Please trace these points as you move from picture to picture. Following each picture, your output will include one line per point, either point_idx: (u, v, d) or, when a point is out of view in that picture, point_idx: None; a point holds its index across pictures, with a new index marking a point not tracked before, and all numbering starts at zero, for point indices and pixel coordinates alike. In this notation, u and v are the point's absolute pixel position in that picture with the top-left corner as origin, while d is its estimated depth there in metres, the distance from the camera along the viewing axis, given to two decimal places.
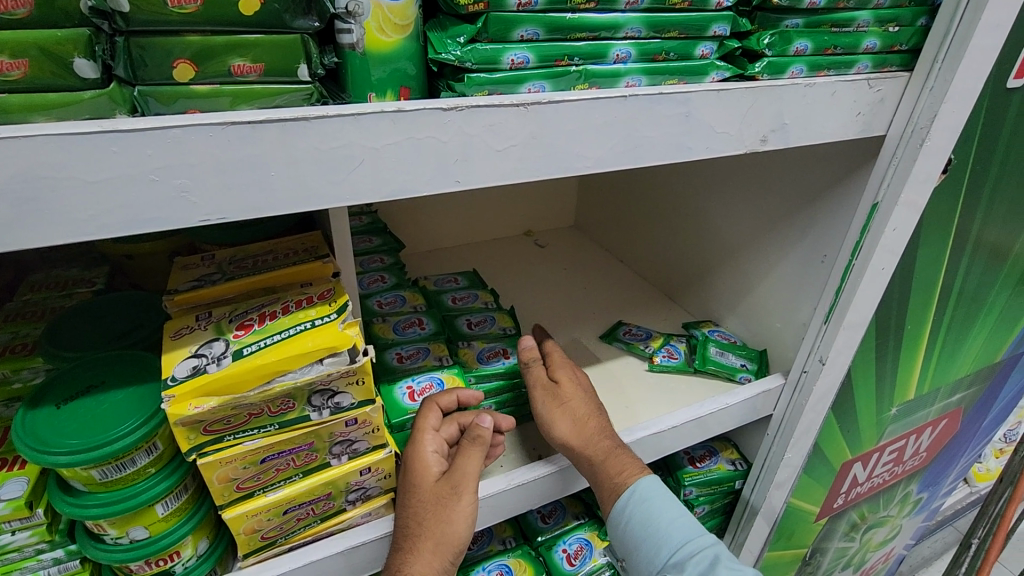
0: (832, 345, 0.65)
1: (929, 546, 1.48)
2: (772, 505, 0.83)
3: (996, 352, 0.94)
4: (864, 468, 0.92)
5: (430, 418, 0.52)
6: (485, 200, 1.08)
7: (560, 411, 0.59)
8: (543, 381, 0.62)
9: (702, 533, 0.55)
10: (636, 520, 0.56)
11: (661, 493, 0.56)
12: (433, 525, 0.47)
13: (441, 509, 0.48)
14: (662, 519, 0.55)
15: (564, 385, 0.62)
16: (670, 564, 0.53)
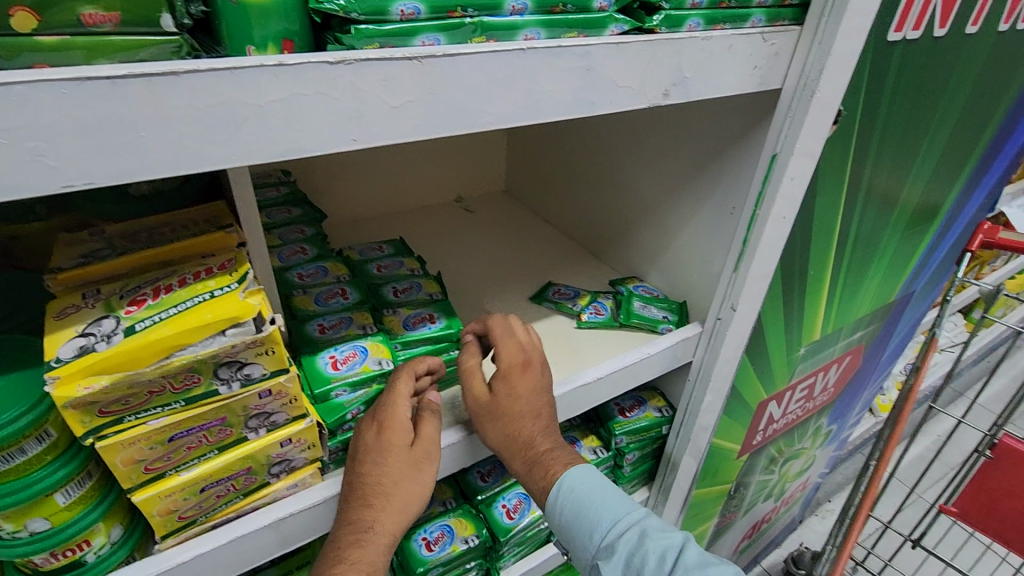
0: (741, 292, 0.69)
1: (840, 472, 1.64)
2: (696, 446, 0.89)
3: (891, 291, 1.03)
4: (778, 405, 1.00)
5: (405, 385, 0.54)
6: (410, 166, 1.05)
7: (491, 429, 0.60)
8: (480, 393, 0.60)
9: (631, 507, 0.60)
10: (568, 511, 0.59)
11: (592, 478, 0.60)
12: (405, 487, 0.50)
13: (411, 473, 0.51)
14: (592, 503, 0.59)
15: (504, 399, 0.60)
16: (604, 546, 0.58)
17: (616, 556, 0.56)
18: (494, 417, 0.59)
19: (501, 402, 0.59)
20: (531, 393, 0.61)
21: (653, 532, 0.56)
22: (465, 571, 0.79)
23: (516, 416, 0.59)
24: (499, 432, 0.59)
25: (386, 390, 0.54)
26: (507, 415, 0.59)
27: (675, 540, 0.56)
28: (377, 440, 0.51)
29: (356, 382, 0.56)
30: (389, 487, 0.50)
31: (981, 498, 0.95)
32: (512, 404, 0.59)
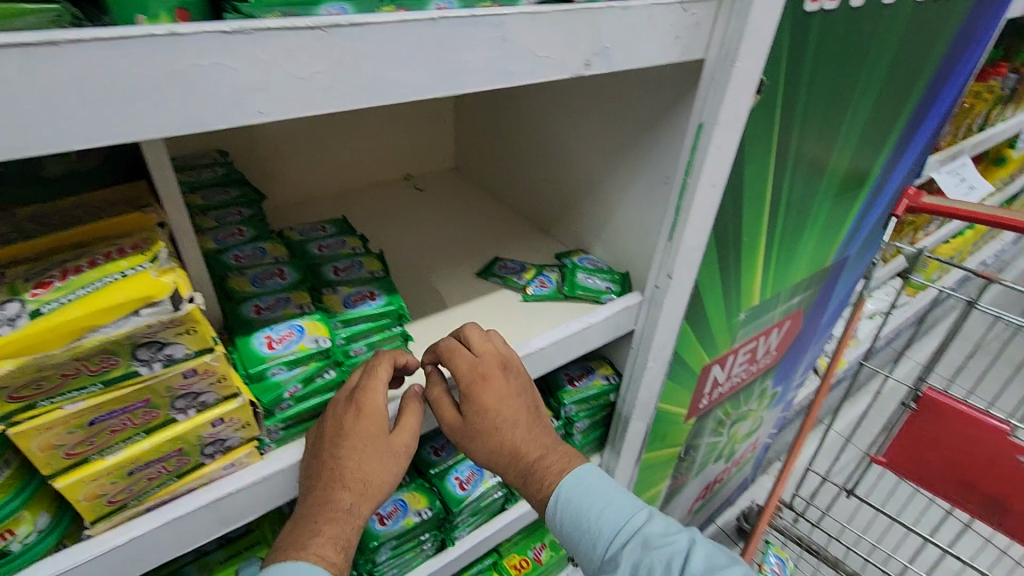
0: (676, 260, 0.72)
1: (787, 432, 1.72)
2: (642, 411, 0.92)
3: (826, 257, 1.07)
4: (722, 369, 1.04)
5: (381, 376, 0.57)
6: (354, 145, 1.03)
7: (474, 445, 0.65)
8: (454, 418, 0.64)
9: (635, 513, 0.62)
10: (571, 521, 0.63)
11: (593, 485, 0.64)
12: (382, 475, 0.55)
13: (388, 462, 0.56)
14: (593, 512, 0.62)
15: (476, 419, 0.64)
16: (610, 556, 0.60)
17: (621, 566, 0.59)
18: (472, 437, 0.64)
19: (479, 422, 0.64)
20: (501, 403, 0.63)
21: (656, 539, 0.58)
22: (420, 542, 0.82)
23: (499, 430, 0.64)
24: (485, 446, 0.64)
25: (364, 381, 0.56)
26: (487, 431, 0.63)
27: (681, 545, 0.58)
28: (354, 428, 0.54)
29: (293, 360, 0.56)
30: (364, 476, 0.54)
31: (908, 447, 1.00)
32: (484, 421, 0.63)
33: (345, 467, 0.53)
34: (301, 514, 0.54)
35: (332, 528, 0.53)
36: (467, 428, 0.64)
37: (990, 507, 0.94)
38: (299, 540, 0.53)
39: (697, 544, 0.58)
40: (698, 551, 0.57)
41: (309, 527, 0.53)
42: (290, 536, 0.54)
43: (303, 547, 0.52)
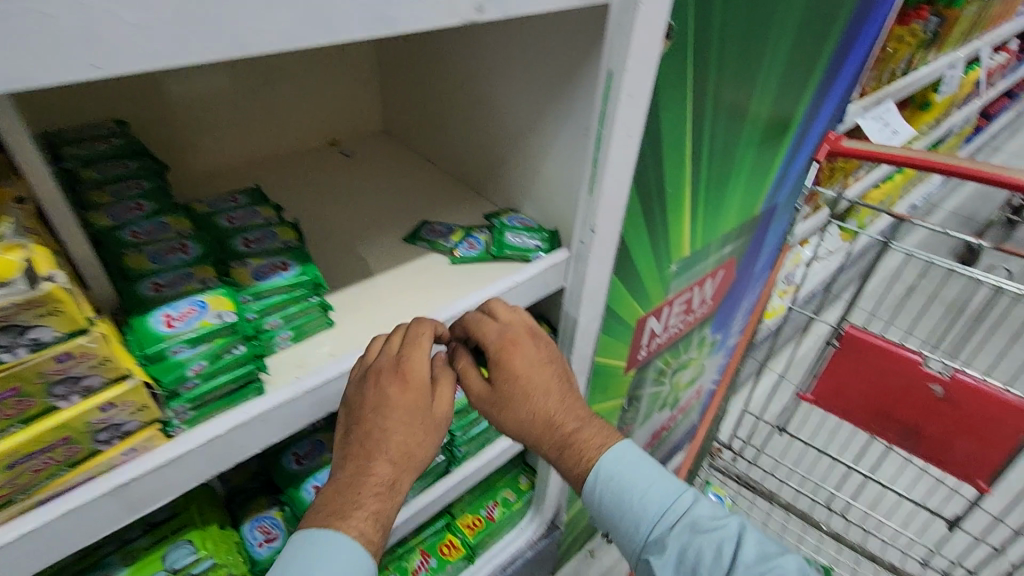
0: (597, 213, 0.72)
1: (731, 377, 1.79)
2: (580, 367, 0.94)
3: (754, 205, 1.09)
4: (658, 321, 1.07)
5: (420, 346, 0.62)
6: (272, 109, 0.98)
7: (506, 415, 0.70)
8: (484, 389, 0.70)
9: (684, 496, 0.71)
10: (620, 500, 0.71)
11: (635, 463, 0.71)
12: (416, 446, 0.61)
13: (423, 434, 0.62)
14: (642, 493, 0.71)
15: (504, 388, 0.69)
16: (658, 537, 0.70)
17: (670, 546, 0.69)
18: (502, 405, 0.69)
19: (510, 390, 0.69)
20: (531, 371, 0.69)
21: (706, 524, 0.68)
22: None
23: (530, 399, 0.69)
24: (517, 416, 0.69)
25: (402, 349, 0.62)
26: (519, 398, 0.69)
27: (730, 529, 0.68)
28: (398, 398, 0.61)
29: (195, 338, 0.53)
30: (403, 445, 0.61)
31: (831, 383, 1.06)
32: (511, 390, 0.69)
33: (388, 435, 0.60)
34: (341, 482, 0.60)
35: (369, 496, 0.59)
36: (500, 396, 0.69)
37: (904, 433, 1.02)
38: (340, 510, 0.58)
39: (745, 530, 0.68)
40: (744, 536, 0.67)
41: (348, 495, 0.59)
42: (322, 505, 0.59)
43: (344, 516, 0.57)
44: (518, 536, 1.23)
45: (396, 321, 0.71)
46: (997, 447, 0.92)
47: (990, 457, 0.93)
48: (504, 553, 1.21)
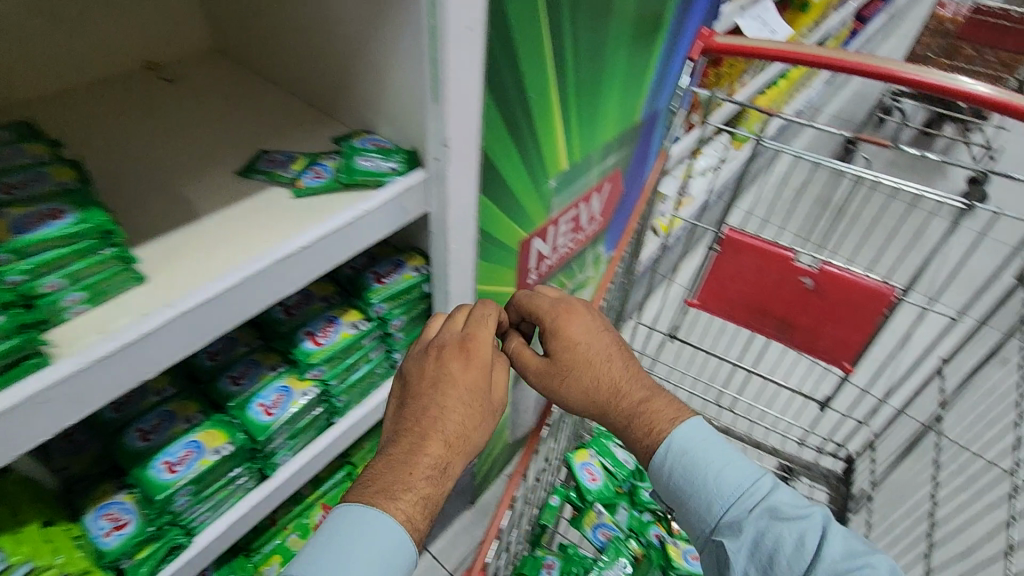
0: (446, 123, 0.64)
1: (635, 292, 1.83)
2: (462, 297, 0.89)
3: (635, 111, 1.05)
4: (545, 241, 1.03)
5: (483, 322, 0.75)
6: (54, 25, 0.78)
7: (569, 388, 0.76)
8: (541, 363, 0.79)
9: (763, 480, 0.70)
10: (696, 475, 0.71)
11: (711, 437, 0.72)
12: (468, 429, 0.67)
13: (476, 418, 0.69)
14: (719, 473, 0.70)
15: (567, 359, 0.77)
16: (733, 519, 0.68)
17: (746, 531, 0.67)
18: (560, 376, 0.77)
19: (570, 356, 0.76)
20: (589, 337, 0.77)
21: (789, 510, 0.66)
22: (231, 480, 0.75)
23: (591, 364, 0.76)
24: (579, 383, 0.76)
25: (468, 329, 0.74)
26: (580, 364, 0.76)
27: (814, 520, 0.66)
28: (462, 375, 0.70)
29: None
30: (460, 422, 0.67)
31: (714, 287, 1.08)
32: (571, 358, 0.76)
33: (445, 414, 0.67)
34: (392, 461, 0.63)
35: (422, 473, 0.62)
36: (559, 367, 0.77)
37: (780, 326, 1.06)
38: (388, 490, 0.60)
39: (830, 523, 0.65)
40: (829, 527, 0.65)
41: (397, 474, 0.62)
42: (365, 485, 0.62)
43: (391, 495, 0.60)
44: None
45: (300, 222, 0.66)
46: (858, 329, 0.99)
47: (852, 340, 1.01)
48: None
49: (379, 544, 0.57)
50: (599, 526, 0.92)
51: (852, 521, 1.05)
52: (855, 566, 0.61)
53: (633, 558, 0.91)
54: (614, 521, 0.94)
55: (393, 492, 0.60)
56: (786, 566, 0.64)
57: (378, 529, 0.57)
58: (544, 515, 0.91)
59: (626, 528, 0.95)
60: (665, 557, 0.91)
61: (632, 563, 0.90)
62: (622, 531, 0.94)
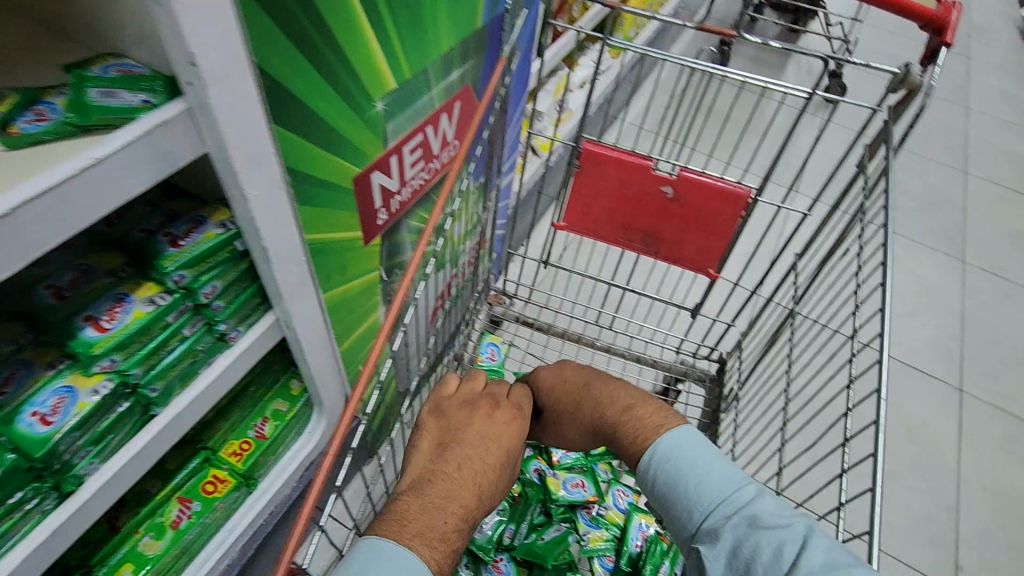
0: (186, 37, 0.50)
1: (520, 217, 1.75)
2: (290, 252, 0.77)
3: (474, 17, 0.92)
4: (389, 176, 0.91)
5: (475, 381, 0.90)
6: None
7: (571, 428, 0.88)
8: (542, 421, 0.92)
9: (750, 491, 0.69)
10: (681, 481, 0.71)
11: (697, 441, 0.75)
12: (490, 480, 0.75)
13: (497, 470, 0.77)
14: (704, 480, 0.70)
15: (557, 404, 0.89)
16: (713, 525, 0.67)
17: (724, 538, 0.65)
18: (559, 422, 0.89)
19: (557, 400, 0.90)
20: (564, 377, 0.90)
21: (770, 516, 0.65)
22: (17, 507, 0.62)
23: (575, 397, 0.88)
24: (574, 420, 0.87)
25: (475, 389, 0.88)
26: (568, 404, 0.89)
27: (796, 530, 0.63)
28: (501, 438, 0.80)
29: None
30: (488, 478, 0.75)
31: (579, 206, 1.04)
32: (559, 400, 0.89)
33: (481, 461, 0.75)
34: (427, 503, 0.68)
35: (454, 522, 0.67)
36: (555, 413, 0.90)
37: (646, 240, 1.05)
38: (423, 534, 0.64)
39: (812, 533, 0.62)
40: (808, 533, 0.62)
41: (430, 519, 0.66)
42: (398, 524, 0.65)
43: (427, 543, 0.63)
44: (303, 446, 1.11)
45: None
46: (718, 234, 0.99)
47: (714, 246, 1.01)
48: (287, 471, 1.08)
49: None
50: None
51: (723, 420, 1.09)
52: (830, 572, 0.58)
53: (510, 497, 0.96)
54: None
55: (425, 536, 0.64)
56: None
57: (410, 572, 0.59)
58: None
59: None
60: (544, 490, 0.98)
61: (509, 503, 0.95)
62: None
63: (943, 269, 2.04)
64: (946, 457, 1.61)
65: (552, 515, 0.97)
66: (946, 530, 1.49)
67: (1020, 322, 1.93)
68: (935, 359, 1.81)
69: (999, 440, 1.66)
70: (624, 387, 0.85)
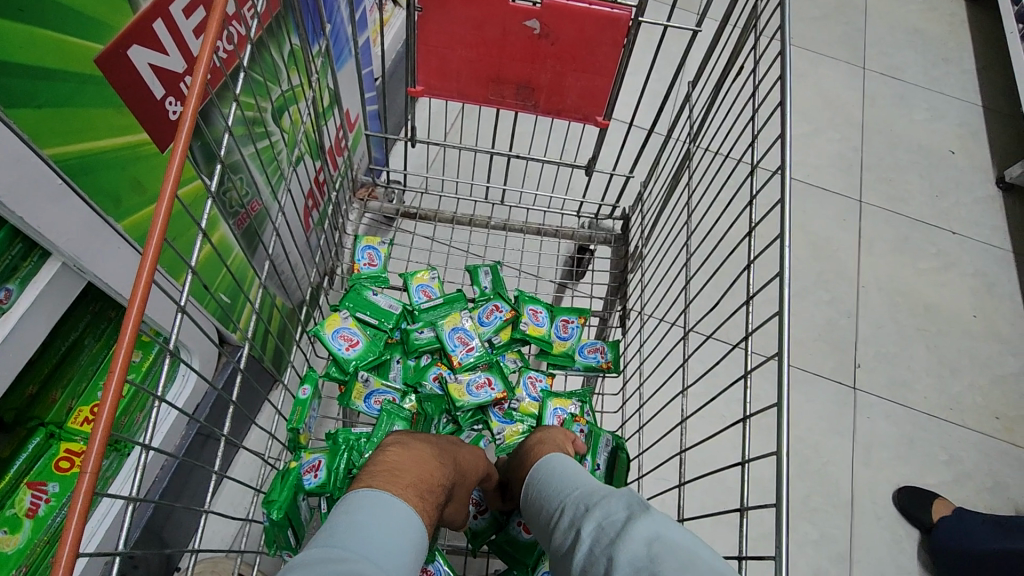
0: None
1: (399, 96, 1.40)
2: (32, 176, 0.57)
3: None
4: (165, 52, 0.68)
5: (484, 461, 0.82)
6: None
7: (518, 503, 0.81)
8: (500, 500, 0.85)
9: (563, 501, 0.63)
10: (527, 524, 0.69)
11: (573, 466, 0.69)
12: (470, 470, 0.76)
13: (474, 463, 0.79)
14: (534, 506, 0.67)
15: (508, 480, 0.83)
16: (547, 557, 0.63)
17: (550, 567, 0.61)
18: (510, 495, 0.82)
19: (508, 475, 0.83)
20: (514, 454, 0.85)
21: (565, 527, 0.60)
22: None
23: (514, 467, 0.81)
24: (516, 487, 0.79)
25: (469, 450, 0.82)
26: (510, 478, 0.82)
27: (581, 532, 0.57)
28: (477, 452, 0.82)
29: None
30: (465, 475, 0.75)
31: (433, 61, 0.85)
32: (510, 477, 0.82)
33: (460, 449, 0.77)
34: (414, 458, 0.67)
35: (441, 497, 0.66)
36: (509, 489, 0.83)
37: (521, 92, 0.87)
38: (411, 483, 0.62)
39: (588, 533, 0.56)
40: (589, 529, 0.56)
41: (420, 481, 0.64)
42: (387, 475, 0.62)
43: (414, 491, 0.62)
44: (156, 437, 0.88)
45: None
46: (598, 72, 0.83)
47: (597, 87, 0.85)
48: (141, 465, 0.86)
49: (409, 534, 0.57)
50: (371, 395, 0.90)
51: (631, 280, 1.02)
52: (593, 571, 0.53)
53: (409, 417, 0.89)
54: (384, 385, 0.92)
55: (410, 486, 0.62)
56: None
57: (405, 519, 0.58)
58: (293, 416, 0.83)
59: (401, 382, 0.95)
60: (447, 400, 0.93)
61: (408, 422, 0.89)
62: (396, 391, 0.92)
63: (843, 78, 1.98)
64: (847, 267, 1.68)
65: (459, 422, 0.93)
66: (847, 334, 1.59)
67: (914, 122, 1.94)
68: (837, 175, 1.81)
69: (893, 242, 1.73)
70: (545, 434, 0.79)
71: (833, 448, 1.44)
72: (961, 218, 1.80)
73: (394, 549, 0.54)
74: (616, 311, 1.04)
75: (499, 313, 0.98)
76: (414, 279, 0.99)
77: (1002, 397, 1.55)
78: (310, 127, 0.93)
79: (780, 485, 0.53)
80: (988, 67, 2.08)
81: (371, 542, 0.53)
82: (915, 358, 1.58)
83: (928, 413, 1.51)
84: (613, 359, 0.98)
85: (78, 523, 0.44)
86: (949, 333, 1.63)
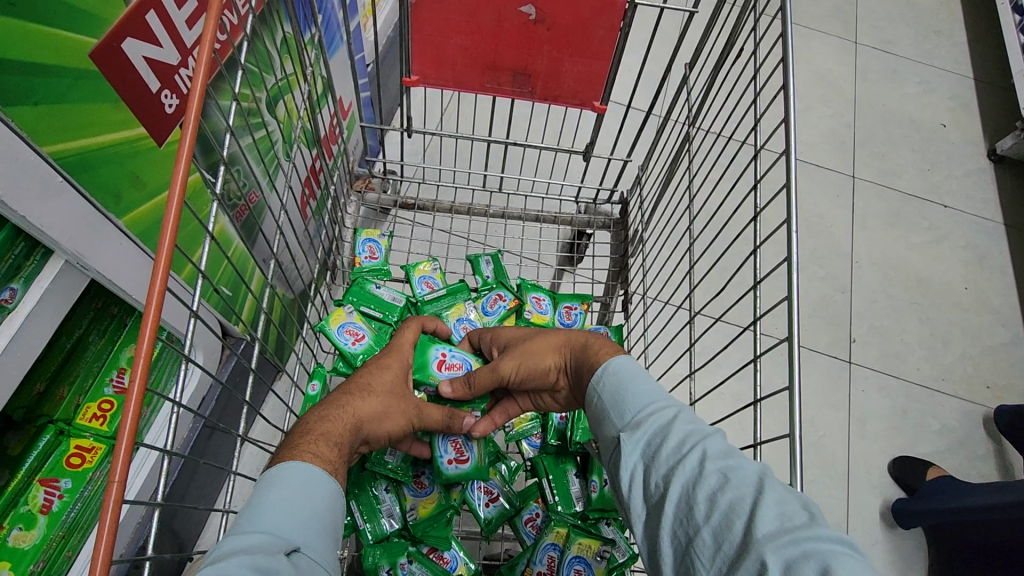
0: None
1: (390, 83, 1.39)
2: (33, 174, 0.57)
3: None
4: (157, 44, 0.67)
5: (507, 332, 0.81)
6: None
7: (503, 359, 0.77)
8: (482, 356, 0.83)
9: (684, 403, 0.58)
10: (605, 391, 0.60)
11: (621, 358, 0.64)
12: (375, 384, 0.73)
13: (382, 373, 0.75)
14: (644, 380, 0.59)
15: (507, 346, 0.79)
16: (634, 421, 0.55)
17: (645, 429, 0.54)
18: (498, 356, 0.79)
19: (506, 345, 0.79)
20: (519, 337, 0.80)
21: (695, 417, 0.54)
22: None
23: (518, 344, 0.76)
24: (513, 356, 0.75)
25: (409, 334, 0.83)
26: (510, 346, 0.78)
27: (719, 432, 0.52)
28: (398, 340, 0.82)
29: None
30: (371, 391, 0.72)
31: (429, 50, 0.84)
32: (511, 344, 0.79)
33: (359, 375, 0.74)
34: (301, 423, 0.65)
35: (334, 416, 0.66)
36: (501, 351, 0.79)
37: (518, 79, 0.87)
38: (296, 445, 0.61)
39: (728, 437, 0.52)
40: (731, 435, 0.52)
41: (302, 431, 0.63)
42: (276, 451, 0.62)
43: (300, 448, 0.60)
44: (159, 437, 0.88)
45: None
46: (595, 56, 0.83)
47: (594, 72, 0.85)
48: (149, 465, 0.88)
49: (316, 496, 0.56)
50: None
51: (632, 264, 1.03)
52: (740, 463, 0.48)
53: None
54: None
55: (297, 444, 0.61)
56: (670, 469, 0.50)
57: (299, 480, 0.56)
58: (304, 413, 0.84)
59: None
60: None
61: None
62: None
63: (836, 54, 1.98)
64: (841, 242, 1.69)
65: None
66: (842, 309, 1.61)
67: (906, 96, 1.94)
68: (829, 152, 1.81)
69: (885, 217, 1.75)
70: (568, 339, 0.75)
71: (829, 421, 1.47)
72: (952, 191, 1.82)
73: (305, 512, 0.54)
74: (618, 295, 1.04)
75: (502, 302, 0.99)
76: (416, 271, 1.00)
77: (992, 366, 1.59)
78: (305, 116, 0.92)
79: (794, 465, 0.56)
80: (979, 40, 2.08)
81: (282, 513, 0.52)
82: (908, 331, 1.60)
83: (922, 383, 1.54)
84: (616, 342, 0.99)
85: (113, 511, 0.45)
86: (941, 304, 1.65)
